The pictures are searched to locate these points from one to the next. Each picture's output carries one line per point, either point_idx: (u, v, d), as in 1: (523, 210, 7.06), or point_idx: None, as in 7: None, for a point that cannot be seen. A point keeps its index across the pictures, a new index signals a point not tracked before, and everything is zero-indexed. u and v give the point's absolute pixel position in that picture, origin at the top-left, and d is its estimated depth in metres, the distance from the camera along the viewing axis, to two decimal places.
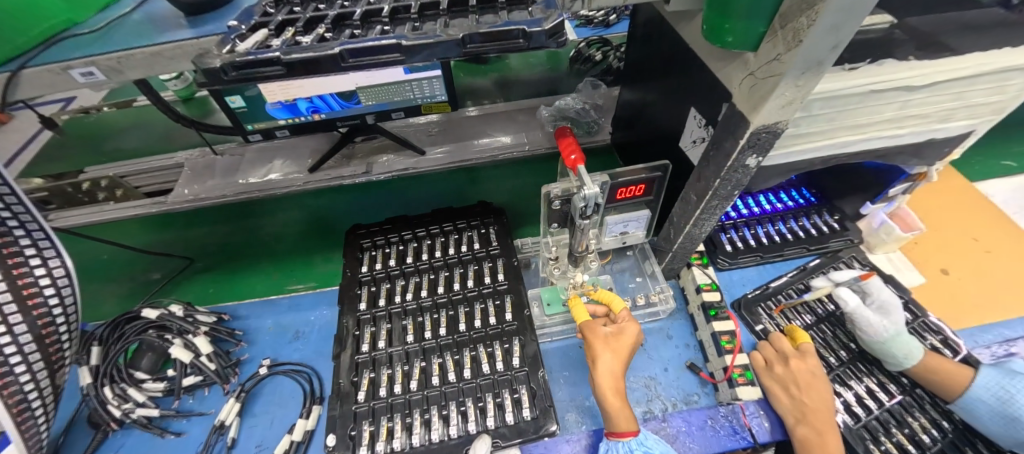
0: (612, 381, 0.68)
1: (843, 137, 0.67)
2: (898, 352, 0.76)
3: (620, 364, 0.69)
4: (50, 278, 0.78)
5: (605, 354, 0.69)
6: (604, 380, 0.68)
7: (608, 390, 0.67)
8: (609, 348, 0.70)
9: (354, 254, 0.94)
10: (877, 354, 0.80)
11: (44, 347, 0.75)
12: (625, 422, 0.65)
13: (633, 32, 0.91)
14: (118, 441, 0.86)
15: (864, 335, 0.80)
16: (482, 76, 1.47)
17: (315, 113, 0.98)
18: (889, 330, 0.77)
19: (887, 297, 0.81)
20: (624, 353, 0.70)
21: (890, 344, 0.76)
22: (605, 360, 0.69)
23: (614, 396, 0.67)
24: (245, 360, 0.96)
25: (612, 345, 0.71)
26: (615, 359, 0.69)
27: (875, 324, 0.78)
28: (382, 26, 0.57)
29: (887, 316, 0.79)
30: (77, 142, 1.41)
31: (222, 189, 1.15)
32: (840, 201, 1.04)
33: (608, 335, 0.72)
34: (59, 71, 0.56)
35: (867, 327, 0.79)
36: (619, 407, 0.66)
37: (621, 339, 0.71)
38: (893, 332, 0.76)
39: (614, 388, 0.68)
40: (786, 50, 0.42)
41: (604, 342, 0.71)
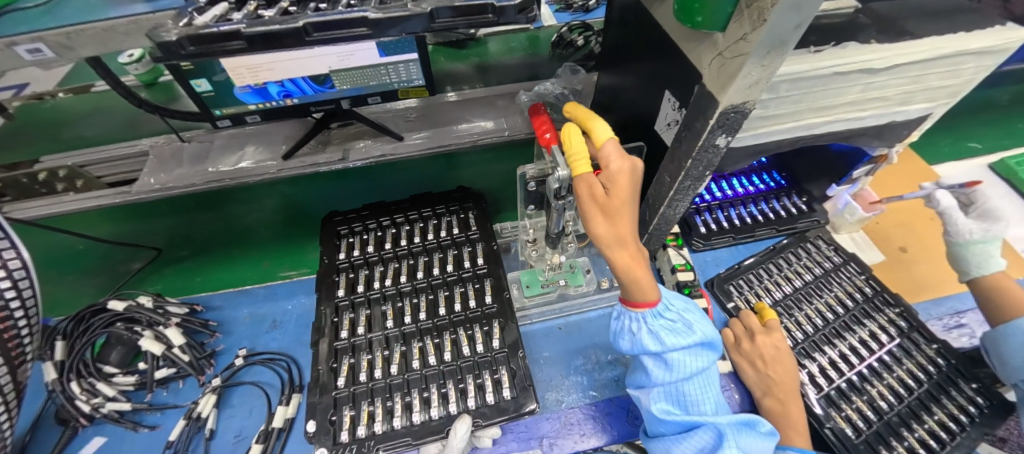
0: (623, 245, 0.58)
1: (809, 120, 0.69)
2: (972, 260, 0.82)
3: (625, 223, 0.58)
4: (6, 270, 0.74)
5: (599, 220, 0.58)
6: (615, 249, 0.58)
7: (621, 261, 0.58)
8: (607, 207, 0.57)
9: (330, 240, 0.92)
10: (954, 263, 0.86)
11: (2, 342, 0.71)
12: (646, 295, 0.61)
13: (610, 16, 0.91)
14: (88, 436, 0.83)
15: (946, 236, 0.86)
16: (462, 61, 1.45)
17: (287, 97, 0.95)
18: (973, 233, 0.82)
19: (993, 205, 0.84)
20: (623, 208, 0.57)
21: (969, 247, 0.82)
22: (605, 230, 0.58)
23: (630, 265, 0.58)
24: (220, 351, 0.94)
25: (609, 200, 0.57)
26: (616, 218, 0.57)
27: (961, 227, 0.83)
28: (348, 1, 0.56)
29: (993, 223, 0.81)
30: (32, 130, 1.33)
31: (191, 177, 1.10)
32: (808, 184, 1.08)
33: (602, 190, 0.58)
34: (3, 47, 0.52)
35: (955, 227, 0.84)
36: (640, 273, 0.59)
37: (614, 193, 0.57)
38: (980, 238, 0.81)
39: (630, 255, 0.58)
40: (750, 29, 0.43)
41: (596, 203, 0.58)
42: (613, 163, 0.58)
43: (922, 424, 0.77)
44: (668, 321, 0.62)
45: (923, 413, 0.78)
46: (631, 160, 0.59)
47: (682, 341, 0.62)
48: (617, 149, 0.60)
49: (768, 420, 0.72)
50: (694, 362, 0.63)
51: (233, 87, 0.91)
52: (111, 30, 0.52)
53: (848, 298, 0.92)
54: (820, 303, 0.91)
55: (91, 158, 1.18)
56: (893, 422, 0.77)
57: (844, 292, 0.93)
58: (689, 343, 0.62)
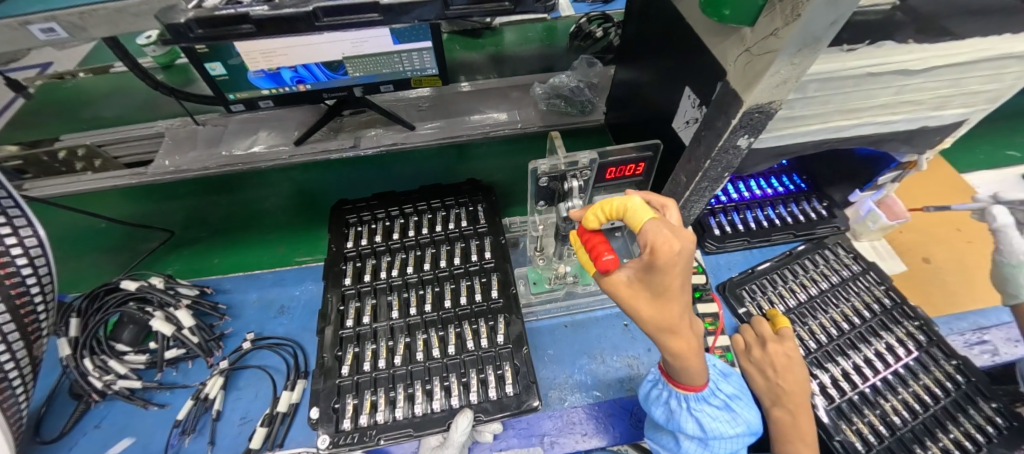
0: (678, 337, 0.45)
1: (836, 122, 0.66)
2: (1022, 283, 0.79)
3: (676, 315, 0.43)
4: (23, 248, 0.75)
5: (646, 316, 0.44)
6: (667, 344, 0.45)
7: (675, 355, 0.46)
8: (653, 302, 0.43)
9: (339, 228, 0.92)
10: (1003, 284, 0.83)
11: (18, 318, 0.73)
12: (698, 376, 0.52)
13: (631, 7, 0.89)
14: (100, 412, 0.85)
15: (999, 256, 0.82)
16: (477, 51, 1.43)
17: (300, 83, 0.95)
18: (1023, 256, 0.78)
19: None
20: (672, 303, 0.43)
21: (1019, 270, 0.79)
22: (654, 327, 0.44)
23: (687, 354, 0.47)
24: (229, 334, 0.95)
25: (657, 295, 0.43)
26: (668, 312, 0.43)
27: (1015, 245, 0.79)
28: None
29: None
30: (54, 109, 1.35)
31: (204, 160, 1.11)
32: (830, 188, 1.04)
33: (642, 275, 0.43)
34: (16, 26, 0.51)
35: (1009, 247, 0.79)
36: (694, 358, 0.48)
37: (665, 287, 0.42)
38: None
39: (684, 346, 0.46)
40: (782, 24, 0.41)
41: (636, 295, 0.44)
42: (652, 247, 0.42)
43: (935, 441, 0.74)
44: (714, 405, 0.60)
45: (937, 430, 0.75)
46: (682, 239, 0.41)
47: (728, 428, 0.61)
48: (659, 229, 0.42)
49: (776, 431, 0.70)
50: (729, 444, 0.63)
51: (247, 71, 0.91)
52: (122, 11, 0.51)
53: (866, 309, 0.89)
54: (836, 313, 0.89)
55: (109, 139, 1.19)
56: (905, 437, 0.75)
57: (861, 302, 0.90)
58: (731, 431, 0.61)
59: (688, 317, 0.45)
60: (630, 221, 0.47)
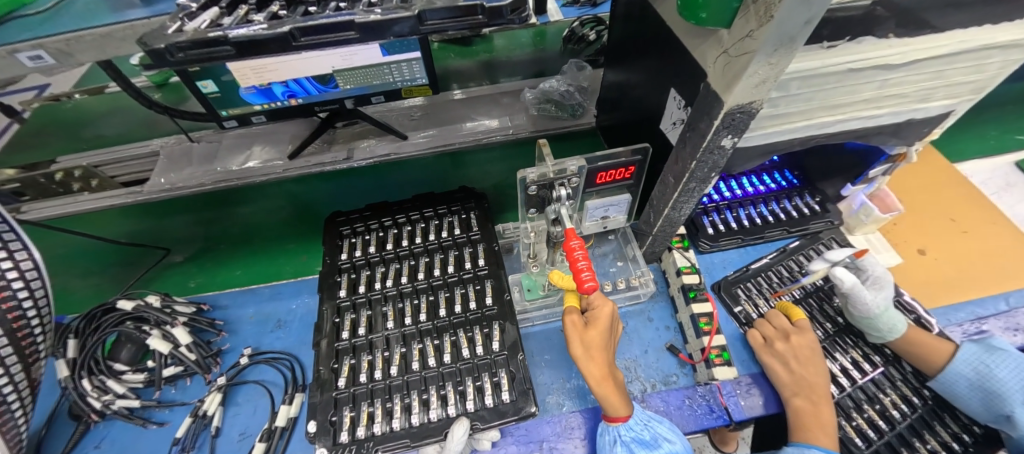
0: (595, 366, 0.64)
1: (821, 118, 0.67)
2: (883, 326, 0.77)
3: (601, 349, 0.65)
4: (19, 271, 0.75)
5: (577, 342, 0.65)
6: (588, 368, 0.64)
7: (594, 377, 0.64)
8: (584, 341, 0.65)
9: (333, 240, 0.92)
10: (862, 327, 0.81)
11: (16, 341, 0.73)
12: (617, 410, 0.64)
13: (616, 10, 0.89)
14: (100, 432, 0.85)
15: (854, 311, 0.80)
16: (469, 58, 1.44)
17: (292, 97, 0.96)
18: (881, 306, 0.76)
19: (882, 273, 0.82)
20: (600, 337, 0.66)
21: (880, 318, 0.77)
22: (580, 351, 0.65)
23: (603, 382, 0.64)
24: (227, 350, 0.95)
25: (580, 332, 0.66)
26: (592, 345, 0.65)
27: (870, 302, 0.76)
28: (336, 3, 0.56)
29: (879, 291, 0.79)
30: (52, 131, 1.36)
31: (199, 176, 1.13)
32: (822, 183, 1.04)
33: (582, 324, 0.68)
34: (4, 54, 0.51)
35: (862, 304, 0.77)
36: (609, 391, 0.64)
37: (595, 323, 0.67)
38: (884, 308, 0.77)
39: (602, 375, 0.64)
40: (757, 26, 0.41)
41: (578, 333, 0.66)
42: (597, 308, 0.68)
43: (936, 435, 0.74)
44: (639, 436, 0.64)
45: (936, 424, 0.75)
46: (610, 305, 0.69)
47: None
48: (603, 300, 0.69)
49: (797, 419, 0.70)
50: None
51: (239, 88, 0.93)
52: (108, 36, 0.52)
53: None
54: (830, 308, 0.89)
55: (104, 159, 1.21)
56: (906, 431, 0.75)
57: None
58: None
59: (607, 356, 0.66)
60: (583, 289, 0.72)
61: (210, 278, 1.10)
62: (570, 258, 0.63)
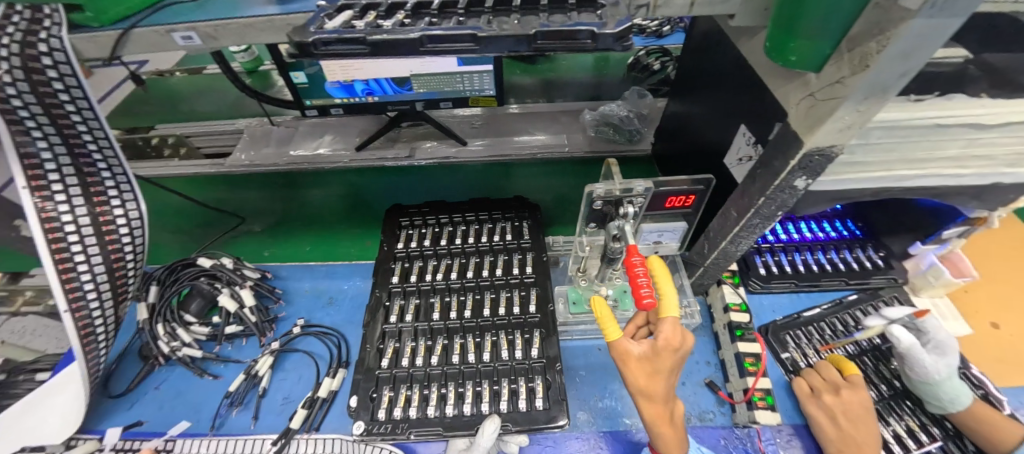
0: (655, 405, 0.61)
1: (900, 170, 0.65)
2: (944, 395, 0.73)
3: (662, 388, 0.59)
4: (127, 219, 0.84)
5: (637, 378, 0.59)
6: (647, 407, 0.61)
7: (652, 418, 0.61)
8: (642, 377, 0.59)
9: (392, 230, 0.98)
10: (920, 393, 0.77)
11: (113, 280, 0.82)
12: (672, 446, 0.63)
13: (690, 43, 0.91)
14: (162, 375, 0.94)
15: (912, 374, 0.76)
16: (533, 75, 1.50)
17: (369, 95, 1.05)
18: (942, 371, 0.72)
19: (946, 339, 0.76)
20: (662, 374, 0.59)
21: (940, 387, 0.73)
22: (639, 390, 0.60)
23: (659, 421, 0.61)
24: (282, 317, 1.02)
25: (640, 366, 0.59)
26: (651, 382, 0.59)
27: (931, 366, 0.73)
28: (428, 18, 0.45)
29: (941, 357, 0.75)
30: (154, 101, 1.53)
31: (274, 157, 1.25)
32: (888, 238, 1.00)
33: (642, 354, 0.59)
34: (163, 33, 0.59)
35: (920, 366, 0.74)
36: (667, 431, 0.62)
37: (659, 358, 0.58)
38: (948, 375, 0.73)
39: (660, 412, 0.61)
40: (850, 73, 0.42)
41: (633, 366, 0.59)
42: (662, 336, 0.58)
43: None
44: None
45: None
46: (680, 336, 0.58)
47: None
48: (675, 327, 0.59)
49: None
50: None
51: (324, 82, 1.03)
52: (249, 26, 0.58)
53: None
54: (886, 370, 0.84)
55: (195, 131, 1.35)
56: None
57: None
58: None
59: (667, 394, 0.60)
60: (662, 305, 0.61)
61: (283, 250, 1.17)
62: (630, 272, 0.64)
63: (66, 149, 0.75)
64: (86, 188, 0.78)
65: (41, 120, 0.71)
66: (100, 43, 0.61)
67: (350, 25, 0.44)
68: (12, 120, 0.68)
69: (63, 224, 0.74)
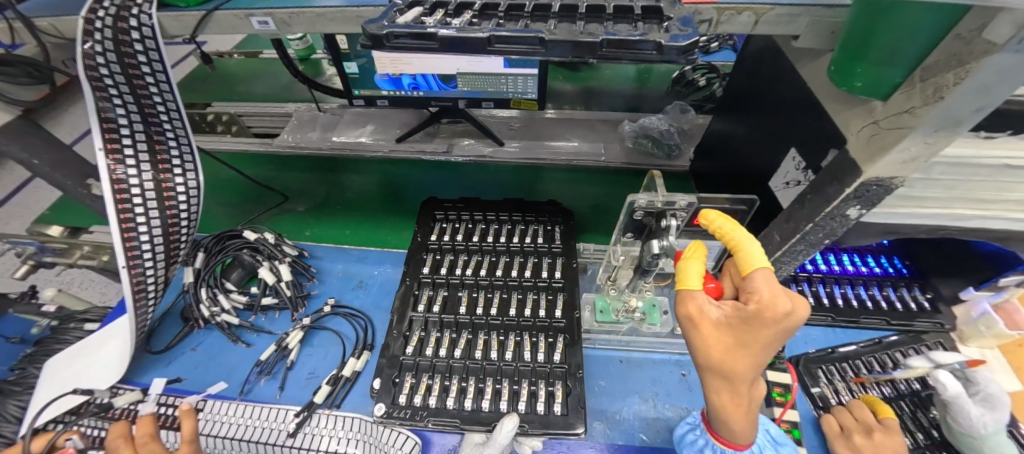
0: (728, 387, 0.53)
1: (959, 210, 0.62)
2: (987, 451, 0.69)
3: (743, 365, 0.51)
4: (186, 188, 0.89)
5: (711, 349, 0.52)
6: (716, 391, 0.54)
7: (722, 403, 0.54)
8: (717, 346, 0.52)
9: (427, 222, 1.01)
10: (960, 446, 0.73)
11: (168, 242, 0.88)
12: (738, 437, 0.57)
13: (743, 62, 0.90)
14: (199, 337, 0.99)
15: (954, 425, 0.72)
16: (575, 82, 1.51)
17: (415, 89, 1.09)
18: (988, 426, 0.68)
19: (997, 392, 0.71)
20: (746, 350, 0.50)
21: (983, 442, 0.69)
22: (709, 363, 0.52)
23: (732, 408, 0.54)
24: (314, 295, 1.06)
25: (718, 336, 0.52)
26: (731, 356, 0.51)
27: (975, 419, 0.69)
28: (496, 19, 0.46)
29: (990, 412, 0.70)
30: (213, 80, 1.62)
31: (319, 142, 1.30)
32: (937, 280, 0.95)
33: (719, 321, 0.52)
34: (242, 17, 0.63)
35: (963, 418, 0.70)
36: (741, 419, 0.54)
37: (746, 328, 0.50)
38: (993, 431, 0.68)
39: (733, 398, 0.54)
40: (920, 103, 0.41)
41: (709, 332, 0.52)
42: (758, 300, 0.49)
43: None
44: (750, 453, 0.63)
45: None
46: (782, 301, 0.48)
47: None
48: (768, 283, 0.49)
49: None
50: None
51: (374, 73, 1.07)
52: (321, 16, 0.61)
53: None
54: (924, 417, 0.80)
55: (248, 111, 1.43)
56: None
57: None
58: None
59: (750, 374, 0.52)
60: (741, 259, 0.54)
61: (323, 231, 1.21)
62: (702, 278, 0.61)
63: (141, 116, 0.80)
64: (153, 155, 0.83)
65: (123, 90, 0.77)
66: (185, 21, 0.66)
67: (420, 21, 0.46)
68: (98, 86, 0.74)
69: (129, 186, 0.79)
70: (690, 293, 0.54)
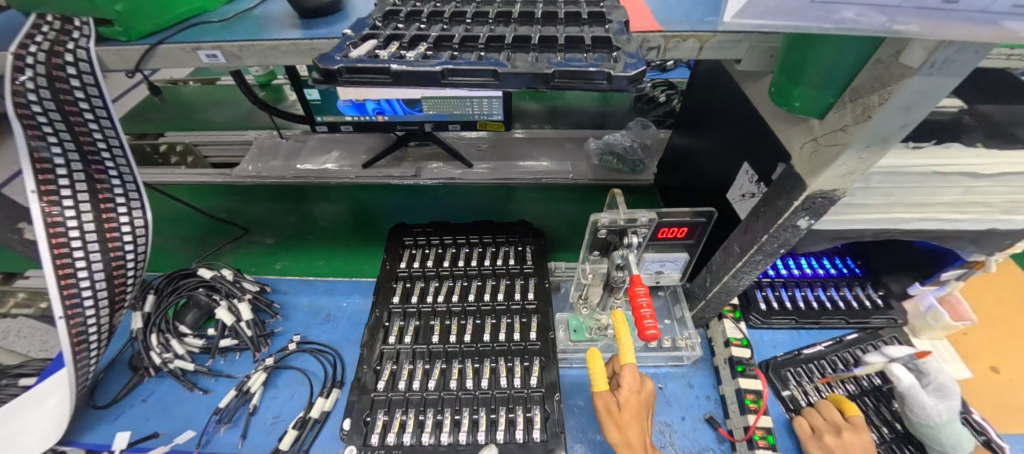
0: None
1: (899, 214, 0.66)
2: (945, 439, 0.72)
3: (637, 433, 0.65)
4: (132, 226, 0.84)
5: (613, 431, 0.66)
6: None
7: None
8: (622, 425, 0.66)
9: (395, 249, 0.99)
10: (921, 436, 0.76)
11: (111, 287, 0.82)
12: None
13: (695, 80, 0.94)
14: (152, 387, 0.92)
15: (912, 415, 0.76)
16: (540, 101, 1.54)
17: (380, 114, 1.08)
18: (942, 415, 0.72)
19: (947, 381, 0.76)
20: (634, 421, 0.66)
21: (940, 429, 0.72)
22: (617, 439, 0.65)
23: None
24: (278, 333, 1.01)
25: (618, 417, 0.66)
26: (628, 431, 0.65)
27: (931, 408, 0.73)
28: (450, 51, 0.47)
29: (942, 400, 0.74)
30: (167, 109, 1.56)
31: (281, 170, 1.26)
32: (887, 277, 1.01)
33: (614, 407, 0.67)
34: (189, 51, 0.61)
35: (920, 406, 0.74)
36: None
37: (629, 404, 0.67)
38: (947, 418, 0.72)
39: None
40: (853, 122, 0.44)
41: (613, 419, 0.66)
42: (630, 386, 0.68)
43: None
44: None
45: None
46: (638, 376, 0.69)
47: None
48: (633, 373, 0.68)
49: None
50: None
51: (337, 99, 1.05)
52: (273, 48, 0.60)
53: None
54: (887, 412, 0.83)
55: (205, 140, 1.37)
56: None
57: None
58: None
59: (643, 438, 0.65)
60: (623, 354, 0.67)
61: (295, 263, 1.16)
62: (634, 301, 0.64)
63: (79, 155, 0.76)
64: (96, 194, 0.78)
65: (59, 127, 0.72)
66: (126, 55, 0.63)
67: (374, 54, 0.46)
68: (30, 125, 0.69)
69: (68, 229, 0.74)
70: (600, 392, 0.67)
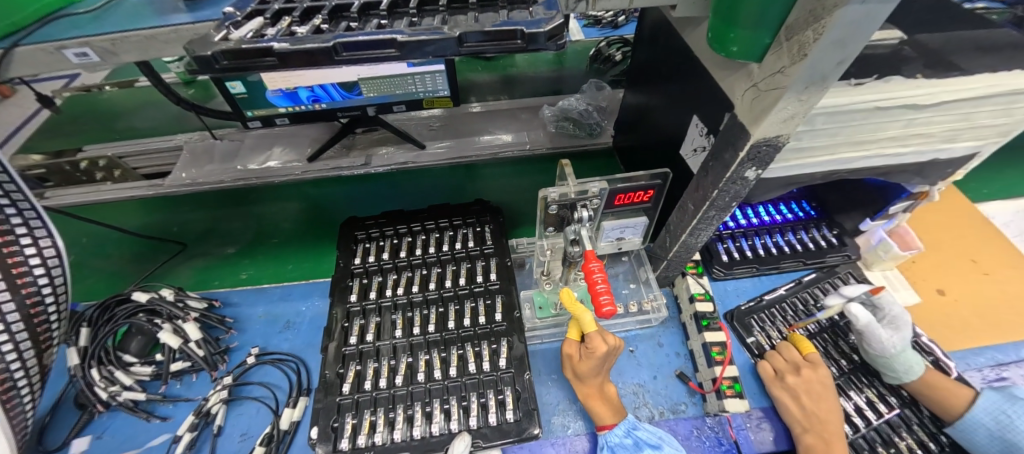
0: (585, 386, 0.73)
1: (845, 154, 0.66)
2: (899, 366, 0.76)
3: (594, 376, 0.72)
4: (41, 257, 0.77)
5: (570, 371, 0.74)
6: (579, 386, 0.74)
7: (583, 393, 0.73)
8: (576, 371, 0.72)
9: (348, 245, 0.93)
10: (877, 366, 0.80)
11: (32, 327, 0.73)
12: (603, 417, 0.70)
13: (641, 35, 0.91)
14: (103, 422, 0.85)
15: (869, 348, 0.78)
16: (490, 72, 1.47)
17: (316, 102, 0.99)
18: (897, 346, 0.75)
19: (900, 312, 0.79)
20: (592, 370, 0.70)
21: (894, 359, 0.75)
22: (573, 375, 0.74)
23: (591, 397, 0.72)
24: (234, 347, 0.95)
25: (578, 365, 0.71)
26: (588, 377, 0.72)
27: (887, 341, 0.75)
28: (349, 23, 0.42)
29: (896, 332, 0.77)
30: (83, 119, 1.41)
31: (219, 174, 1.16)
32: (840, 216, 1.03)
33: (578, 356, 0.72)
34: (53, 50, 0.53)
35: (877, 341, 0.76)
36: (602, 408, 0.71)
37: (587, 359, 0.70)
38: (901, 348, 0.75)
39: (592, 389, 0.73)
40: (789, 63, 0.42)
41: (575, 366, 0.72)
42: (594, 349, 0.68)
43: None
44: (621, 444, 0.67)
45: None
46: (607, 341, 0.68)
47: None
48: (599, 337, 0.68)
49: None
50: None
51: (265, 90, 0.95)
52: (152, 38, 0.53)
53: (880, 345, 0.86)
54: (844, 344, 0.87)
55: (130, 151, 1.25)
56: None
57: None
58: None
59: (600, 378, 0.73)
60: (582, 322, 0.70)
61: (263, 270, 1.09)
62: (589, 280, 0.64)
63: None
64: None
65: None
66: None
67: (261, 35, 0.40)
68: None
69: None
70: (568, 341, 0.73)
